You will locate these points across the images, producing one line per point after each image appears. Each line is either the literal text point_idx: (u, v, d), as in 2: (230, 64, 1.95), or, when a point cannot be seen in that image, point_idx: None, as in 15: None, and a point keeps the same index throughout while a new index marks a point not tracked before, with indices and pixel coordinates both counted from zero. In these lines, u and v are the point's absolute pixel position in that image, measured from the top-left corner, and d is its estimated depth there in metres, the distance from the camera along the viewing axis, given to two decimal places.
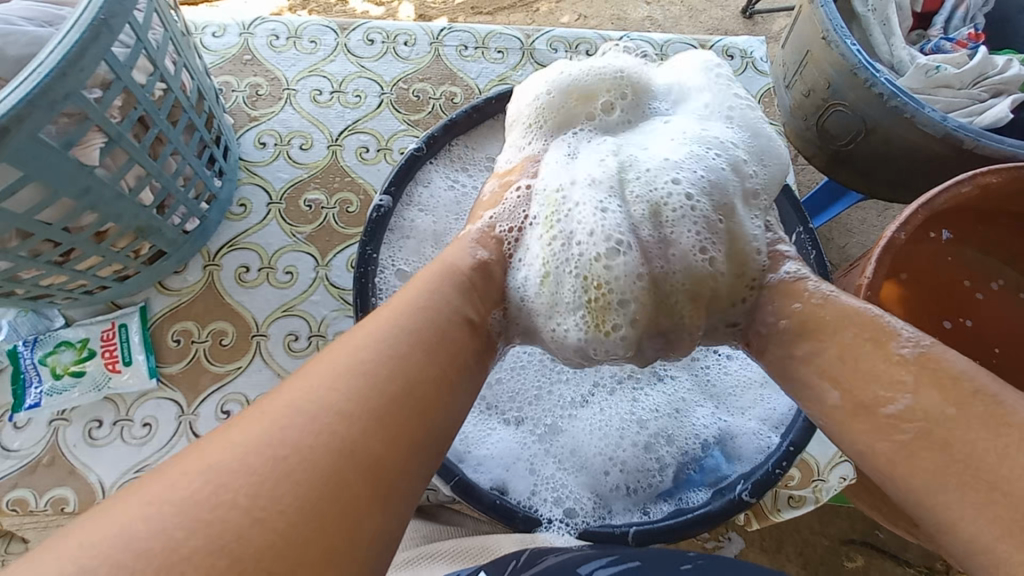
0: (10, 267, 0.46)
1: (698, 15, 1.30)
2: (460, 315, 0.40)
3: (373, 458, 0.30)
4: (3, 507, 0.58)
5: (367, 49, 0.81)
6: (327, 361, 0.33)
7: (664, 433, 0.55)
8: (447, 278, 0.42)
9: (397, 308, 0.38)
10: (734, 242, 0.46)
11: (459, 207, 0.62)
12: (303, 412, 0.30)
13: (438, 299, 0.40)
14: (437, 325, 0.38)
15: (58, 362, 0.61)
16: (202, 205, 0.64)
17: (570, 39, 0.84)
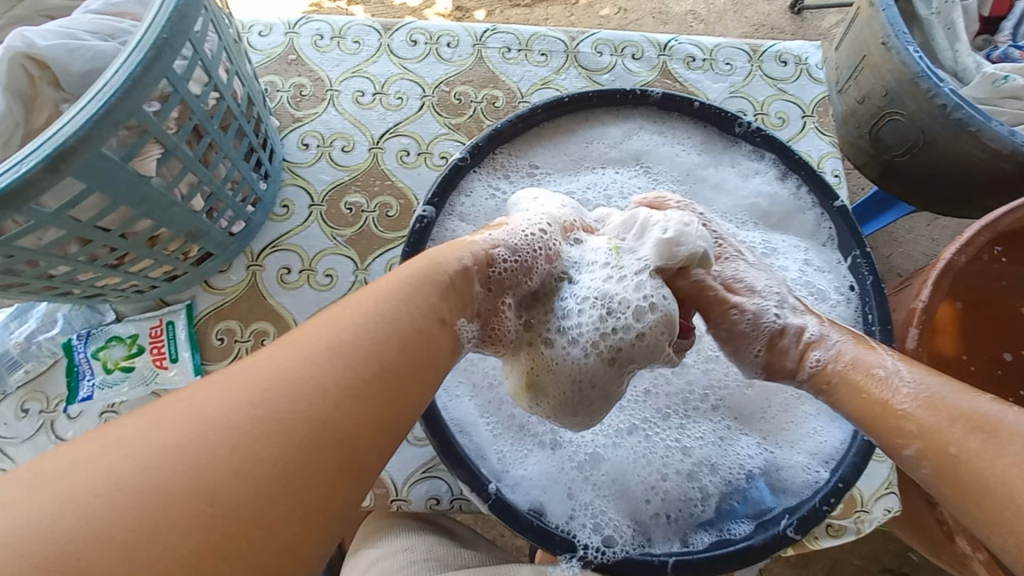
0: (70, 271, 0.48)
1: (743, 9, 1.25)
2: (436, 314, 0.40)
3: (343, 431, 0.32)
4: None
5: (410, 49, 0.80)
6: (302, 341, 0.35)
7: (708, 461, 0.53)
8: (432, 274, 0.42)
9: (367, 302, 0.38)
10: (667, 329, 0.47)
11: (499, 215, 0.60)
12: (279, 375, 0.32)
13: (416, 295, 0.40)
14: (417, 316, 0.39)
15: (109, 357, 0.64)
16: (248, 208, 0.65)
17: (616, 42, 0.82)
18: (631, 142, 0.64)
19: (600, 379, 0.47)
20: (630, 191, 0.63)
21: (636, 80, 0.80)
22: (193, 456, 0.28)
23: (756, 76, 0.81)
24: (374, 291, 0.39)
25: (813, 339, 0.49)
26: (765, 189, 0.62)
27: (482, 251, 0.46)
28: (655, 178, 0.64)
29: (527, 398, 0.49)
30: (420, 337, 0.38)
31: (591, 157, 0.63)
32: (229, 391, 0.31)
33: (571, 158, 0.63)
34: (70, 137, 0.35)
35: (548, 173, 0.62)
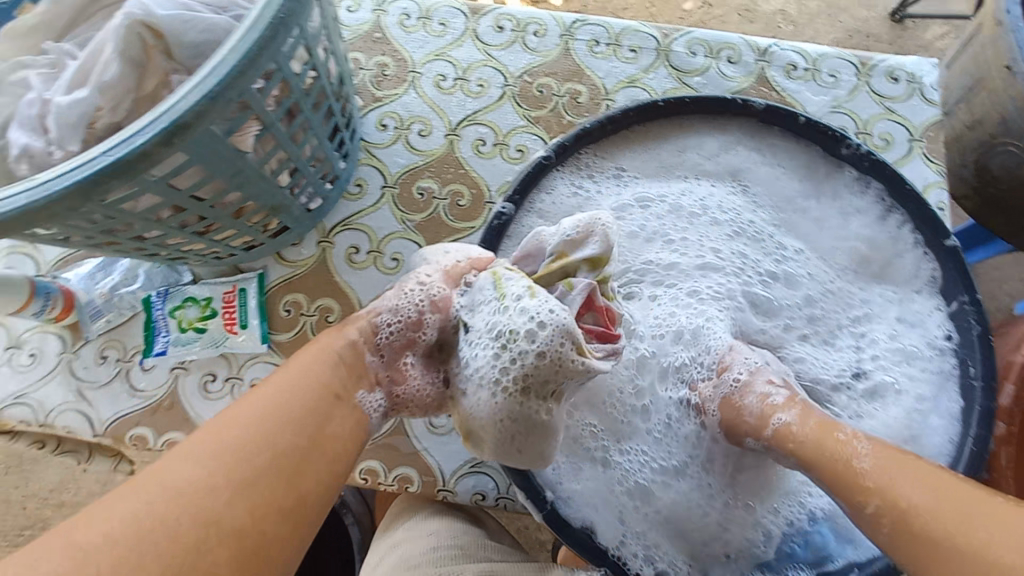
0: (162, 235, 0.50)
1: (838, 14, 1.16)
2: (331, 391, 0.42)
3: (237, 524, 0.35)
4: (126, 440, 0.64)
5: (496, 36, 0.78)
6: (198, 441, 0.37)
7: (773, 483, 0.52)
8: (320, 356, 0.43)
9: (261, 393, 0.40)
10: (569, 347, 0.41)
11: (581, 216, 0.58)
12: (169, 482, 0.35)
13: (309, 378, 0.42)
14: (313, 392, 0.41)
15: (184, 317, 0.66)
16: (326, 185, 0.65)
17: (712, 43, 0.78)
18: (728, 157, 0.60)
19: (510, 412, 0.42)
20: (732, 208, 0.59)
21: (729, 86, 0.76)
22: (92, 561, 0.31)
23: (861, 92, 0.76)
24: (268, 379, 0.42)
25: (777, 400, 0.47)
26: (864, 231, 0.58)
27: (363, 327, 0.46)
28: (750, 198, 0.60)
29: (471, 447, 0.46)
30: (314, 415, 0.40)
31: (683, 167, 0.60)
32: (124, 500, 0.34)
33: (660, 165, 0.60)
34: (184, 113, 0.35)
35: (636, 176, 0.60)
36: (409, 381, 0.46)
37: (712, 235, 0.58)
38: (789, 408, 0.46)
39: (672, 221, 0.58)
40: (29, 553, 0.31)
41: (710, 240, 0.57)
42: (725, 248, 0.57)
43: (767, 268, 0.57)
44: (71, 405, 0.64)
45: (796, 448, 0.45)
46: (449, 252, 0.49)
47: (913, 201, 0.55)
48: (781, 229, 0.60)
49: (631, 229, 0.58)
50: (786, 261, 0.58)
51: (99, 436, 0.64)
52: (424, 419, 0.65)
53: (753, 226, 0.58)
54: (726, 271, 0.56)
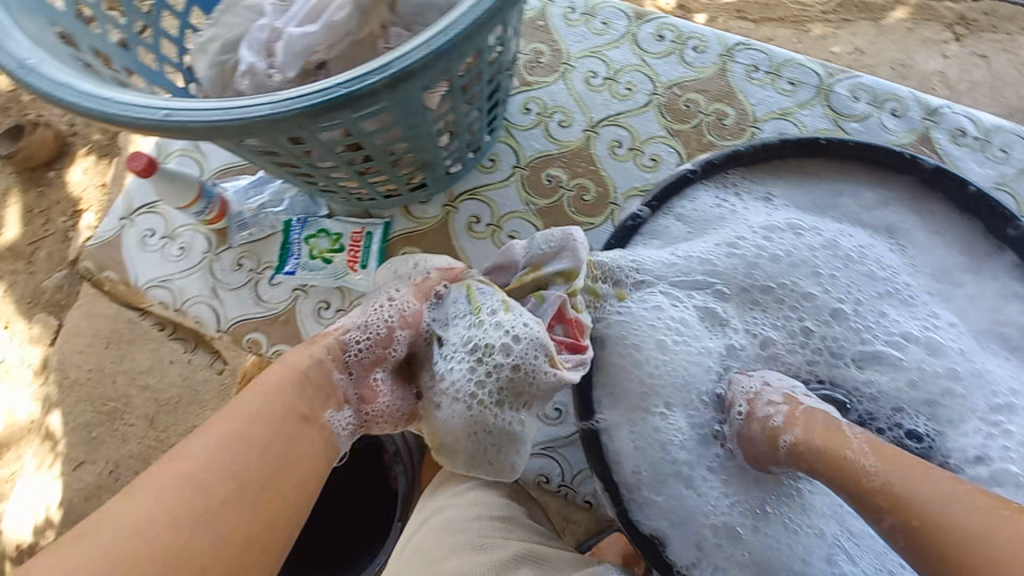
0: (333, 166, 0.55)
1: (1003, 88, 1.09)
2: (299, 413, 0.42)
3: (204, 558, 0.36)
4: (243, 342, 0.71)
5: (655, 44, 0.79)
6: (160, 474, 0.38)
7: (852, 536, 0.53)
8: (286, 376, 0.43)
9: (226, 417, 0.40)
10: (541, 358, 0.46)
11: (723, 228, 0.58)
12: (129, 521, 0.35)
13: (273, 399, 0.42)
14: (279, 415, 0.41)
15: (316, 246, 0.72)
16: (469, 154, 0.69)
17: (877, 92, 0.75)
18: (884, 213, 0.59)
19: (483, 417, 0.46)
20: (890, 266, 0.57)
21: (887, 139, 0.73)
22: None
23: None
24: (232, 403, 0.42)
25: (778, 423, 0.48)
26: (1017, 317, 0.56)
27: (331, 344, 0.46)
28: (907, 260, 0.59)
29: (442, 458, 0.49)
30: (278, 440, 0.41)
31: (836, 209, 0.60)
32: (88, 542, 0.34)
33: (812, 202, 0.60)
34: (416, 62, 0.37)
35: (784, 205, 0.60)
36: (379, 398, 0.47)
37: (865, 289, 0.56)
38: (792, 428, 0.47)
39: (824, 257, 0.56)
40: None
41: (853, 285, 0.56)
42: (860, 299, 0.56)
43: (911, 331, 0.55)
44: (204, 299, 0.72)
45: (807, 463, 0.46)
46: (415, 266, 0.52)
47: None
48: (931, 297, 0.57)
49: (773, 250, 0.57)
50: (935, 330, 0.55)
51: (221, 332, 0.71)
52: None
53: (902, 285, 0.57)
54: (859, 324, 0.55)
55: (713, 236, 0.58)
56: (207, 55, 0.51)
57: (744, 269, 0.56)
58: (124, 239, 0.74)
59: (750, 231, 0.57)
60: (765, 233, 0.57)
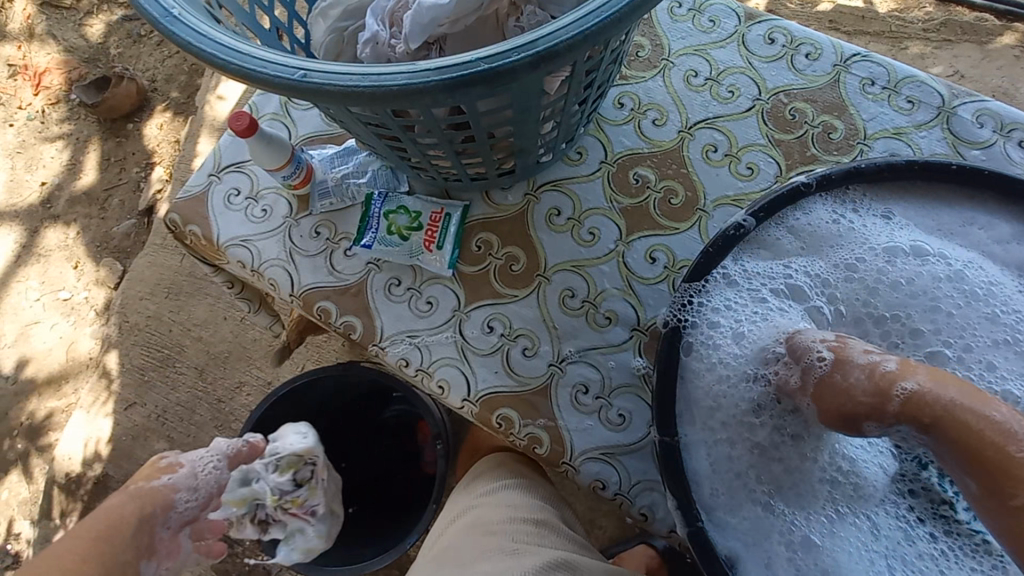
0: (434, 144, 0.55)
1: None
2: (121, 556, 0.54)
3: None
4: (314, 310, 0.71)
5: (764, 46, 0.75)
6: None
7: (911, 569, 0.49)
8: (129, 518, 0.55)
9: (81, 535, 0.53)
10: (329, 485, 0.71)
11: (837, 244, 0.55)
12: None
13: (114, 536, 0.54)
14: (113, 559, 0.53)
15: (395, 222, 0.71)
16: (561, 145, 0.67)
17: (1007, 119, 0.69)
18: (1017, 249, 0.54)
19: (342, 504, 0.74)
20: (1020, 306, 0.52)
21: (1014, 171, 0.67)
22: None
23: None
24: (70, 535, 0.53)
25: (891, 367, 0.43)
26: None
27: (157, 497, 0.58)
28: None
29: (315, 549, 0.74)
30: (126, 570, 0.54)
31: (962, 239, 0.55)
32: None
33: (936, 227, 0.56)
34: (560, 43, 0.35)
35: (904, 226, 0.56)
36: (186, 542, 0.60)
37: (977, 335, 0.51)
38: (909, 375, 0.42)
39: (946, 290, 0.52)
40: None
41: (972, 326, 0.51)
42: (990, 340, 0.51)
43: (1013, 392, 0.49)
44: (280, 263, 0.73)
45: (923, 412, 0.41)
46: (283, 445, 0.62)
47: None
48: None
49: (896, 276, 0.53)
50: None
51: (293, 297, 0.72)
52: (571, 393, 0.65)
53: None
54: (962, 374, 0.50)
55: (834, 256, 0.55)
56: (327, 20, 0.51)
57: (861, 296, 0.54)
58: (209, 196, 0.76)
59: (870, 253, 0.55)
60: (887, 258, 0.54)
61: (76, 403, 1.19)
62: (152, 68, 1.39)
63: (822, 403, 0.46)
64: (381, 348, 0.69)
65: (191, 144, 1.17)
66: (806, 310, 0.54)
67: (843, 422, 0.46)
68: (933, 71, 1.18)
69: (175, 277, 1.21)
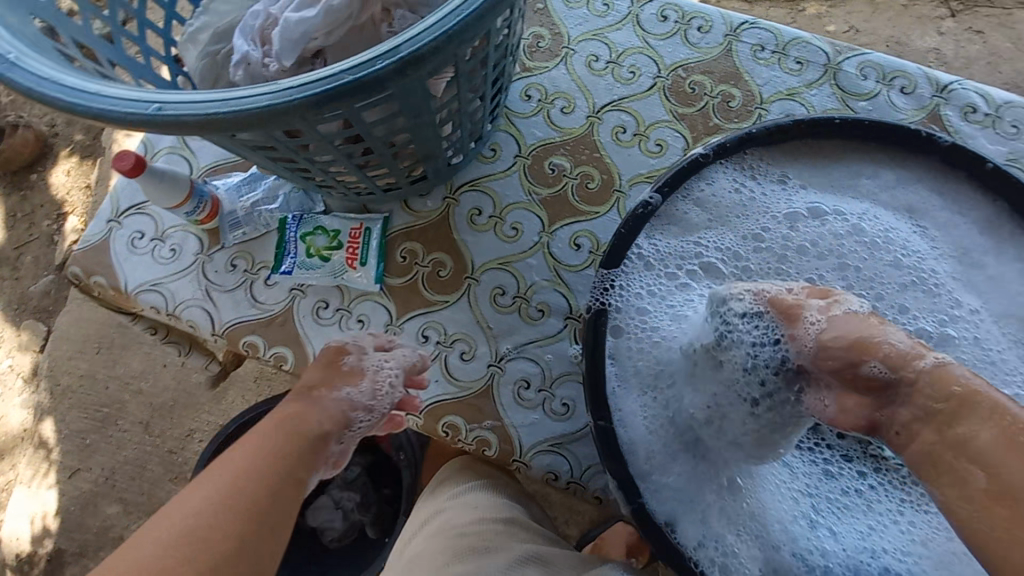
0: (331, 159, 0.52)
1: None
2: (303, 461, 0.48)
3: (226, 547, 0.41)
4: (239, 346, 0.68)
5: (658, 24, 0.77)
6: (216, 473, 0.44)
7: (836, 506, 0.52)
8: (287, 430, 0.49)
9: (257, 441, 0.47)
10: None
11: (743, 212, 0.57)
12: (189, 519, 0.41)
13: (268, 455, 0.47)
14: (278, 475, 0.46)
15: (313, 244, 0.69)
16: (470, 144, 0.67)
17: (887, 69, 0.73)
18: (904, 192, 0.57)
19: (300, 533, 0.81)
20: (915, 250, 0.56)
21: (898, 117, 0.71)
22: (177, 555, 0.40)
23: None
24: (246, 441, 0.48)
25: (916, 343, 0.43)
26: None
27: (333, 412, 0.52)
28: (929, 242, 0.57)
29: None
30: (298, 456, 0.48)
31: (855, 191, 0.58)
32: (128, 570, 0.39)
33: (830, 183, 0.58)
34: (420, 46, 0.34)
35: (801, 186, 0.58)
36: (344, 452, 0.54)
37: (889, 281, 0.55)
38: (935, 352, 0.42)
39: (851, 245, 0.56)
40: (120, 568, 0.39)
41: (885, 275, 0.55)
42: (897, 285, 0.55)
43: (925, 328, 0.54)
44: (198, 302, 0.69)
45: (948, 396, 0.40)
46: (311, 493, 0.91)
47: None
48: (959, 283, 0.56)
49: (799, 241, 0.57)
50: (953, 323, 0.54)
51: (217, 335, 0.69)
52: (514, 388, 0.65)
53: (933, 275, 0.56)
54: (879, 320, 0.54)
55: (741, 225, 0.58)
56: (196, 45, 0.48)
57: (773, 264, 0.57)
58: (112, 242, 0.71)
59: (772, 220, 0.57)
60: (790, 225, 0.58)
61: (15, 480, 1.11)
62: (47, 112, 1.30)
63: (822, 339, 0.45)
64: None
65: (100, 187, 1.10)
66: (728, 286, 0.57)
67: (836, 359, 0.44)
68: (830, 29, 1.24)
69: (104, 329, 1.13)
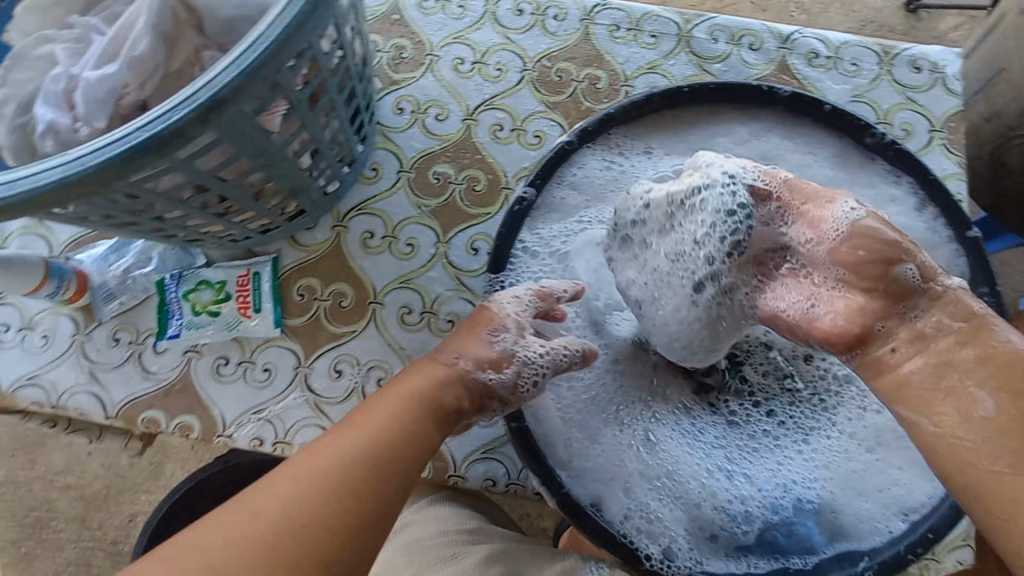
0: (184, 215, 0.49)
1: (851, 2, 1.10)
2: (434, 424, 0.47)
3: (341, 513, 0.39)
4: (138, 424, 0.64)
5: (515, 19, 0.77)
6: (352, 432, 0.43)
7: (746, 450, 0.55)
8: (428, 393, 0.47)
9: (392, 401, 0.46)
10: None
11: (614, 189, 0.59)
12: (328, 472, 0.40)
13: (409, 424, 0.45)
14: (404, 439, 0.44)
15: (198, 300, 0.65)
16: (344, 168, 0.65)
17: (733, 29, 0.77)
18: (758, 143, 0.61)
19: None
20: None
21: (750, 73, 0.75)
22: (290, 524, 0.38)
23: (883, 81, 0.75)
24: (381, 397, 0.47)
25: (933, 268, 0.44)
26: (899, 220, 0.58)
27: (482, 374, 0.49)
28: None
29: None
30: (429, 422, 0.46)
31: (715, 150, 0.61)
32: (235, 532, 0.37)
33: (690, 147, 0.61)
34: (217, 85, 0.33)
35: (665, 155, 0.60)
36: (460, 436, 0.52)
37: None
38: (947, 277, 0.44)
39: None
40: (251, 515, 0.38)
41: None
42: None
43: None
44: (84, 387, 0.64)
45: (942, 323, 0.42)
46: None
47: (942, 191, 0.55)
48: None
49: None
50: None
51: (111, 418, 0.64)
52: None
53: None
54: None
55: (616, 202, 0.59)
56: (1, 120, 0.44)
57: None
58: None
59: None
60: None
61: None
62: None
63: (847, 243, 0.44)
64: (229, 436, 0.63)
65: None
66: None
67: (862, 260, 0.44)
68: None
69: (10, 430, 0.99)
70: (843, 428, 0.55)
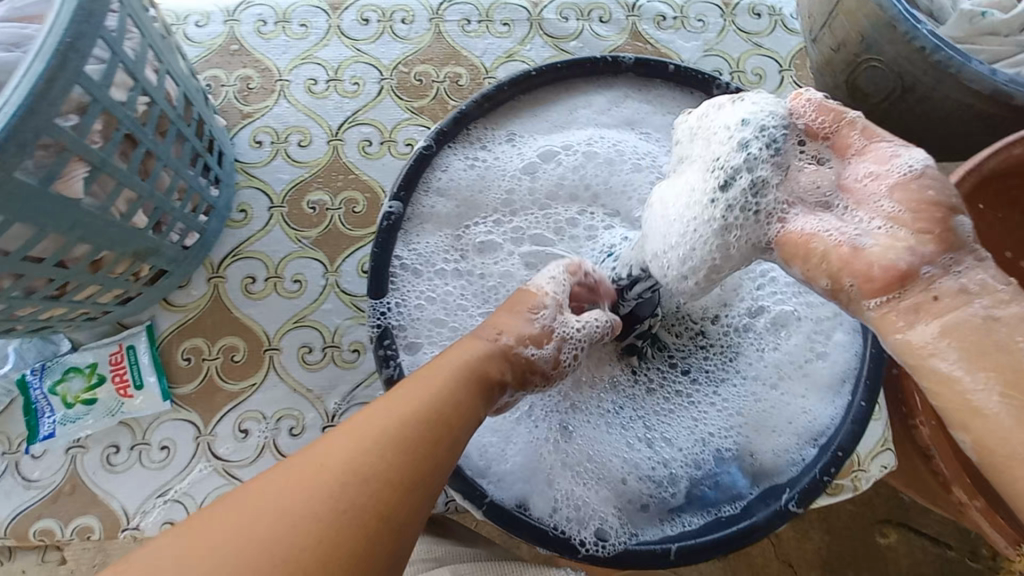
0: (7, 308, 0.44)
1: None
2: (482, 394, 0.40)
3: (377, 502, 0.31)
4: (30, 538, 0.58)
5: (361, 29, 0.75)
6: (392, 405, 0.36)
7: (664, 413, 0.56)
8: (474, 365, 0.40)
9: (439, 372, 0.39)
10: None
11: (484, 184, 0.58)
12: (366, 449, 0.33)
13: (458, 397, 0.38)
14: (452, 415, 0.37)
15: (69, 391, 0.60)
16: (201, 218, 0.61)
17: (582, 5, 0.77)
18: (619, 110, 0.61)
19: None
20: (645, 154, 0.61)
21: (605, 44, 0.76)
22: (312, 508, 0.30)
23: (729, 32, 0.78)
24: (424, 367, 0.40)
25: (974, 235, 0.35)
26: None
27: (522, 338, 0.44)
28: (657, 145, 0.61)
29: None
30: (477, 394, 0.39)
31: (577, 125, 0.61)
32: (246, 523, 0.29)
33: (551, 125, 0.60)
34: None
35: (529, 138, 0.60)
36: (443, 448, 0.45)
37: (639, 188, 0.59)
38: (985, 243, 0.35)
39: (592, 170, 0.60)
40: (265, 497, 0.30)
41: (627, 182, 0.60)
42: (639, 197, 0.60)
43: None
44: None
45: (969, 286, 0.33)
46: None
47: None
48: None
49: (544, 189, 0.59)
50: None
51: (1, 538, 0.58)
52: None
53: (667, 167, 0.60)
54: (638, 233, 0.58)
55: (489, 197, 0.59)
56: None
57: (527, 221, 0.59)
58: None
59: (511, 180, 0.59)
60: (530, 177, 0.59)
61: None
62: None
63: (916, 181, 0.36)
64: (136, 526, 0.58)
65: None
66: (500, 257, 0.58)
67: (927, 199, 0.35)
68: None
69: None
70: (748, 371, 0.56)
